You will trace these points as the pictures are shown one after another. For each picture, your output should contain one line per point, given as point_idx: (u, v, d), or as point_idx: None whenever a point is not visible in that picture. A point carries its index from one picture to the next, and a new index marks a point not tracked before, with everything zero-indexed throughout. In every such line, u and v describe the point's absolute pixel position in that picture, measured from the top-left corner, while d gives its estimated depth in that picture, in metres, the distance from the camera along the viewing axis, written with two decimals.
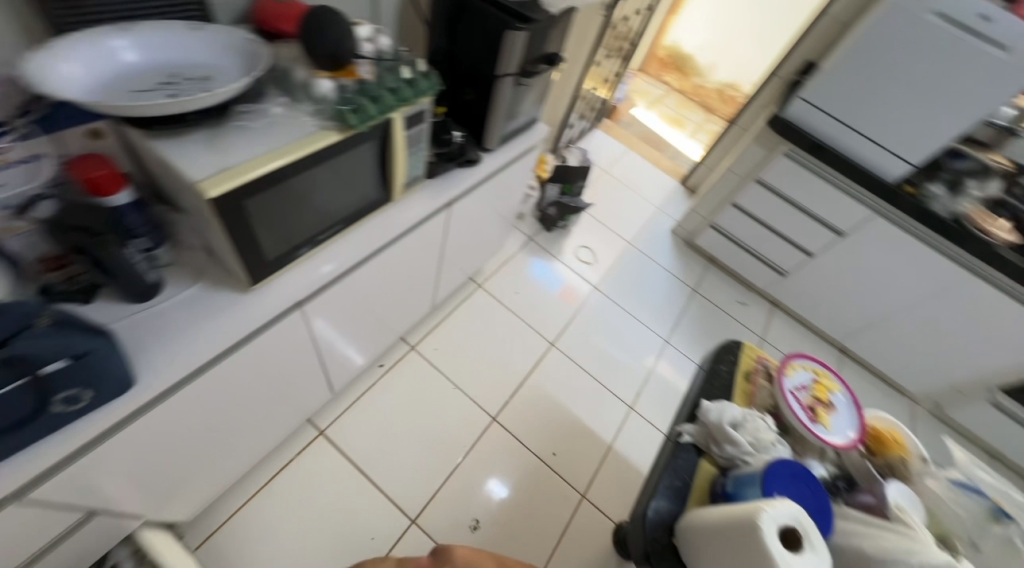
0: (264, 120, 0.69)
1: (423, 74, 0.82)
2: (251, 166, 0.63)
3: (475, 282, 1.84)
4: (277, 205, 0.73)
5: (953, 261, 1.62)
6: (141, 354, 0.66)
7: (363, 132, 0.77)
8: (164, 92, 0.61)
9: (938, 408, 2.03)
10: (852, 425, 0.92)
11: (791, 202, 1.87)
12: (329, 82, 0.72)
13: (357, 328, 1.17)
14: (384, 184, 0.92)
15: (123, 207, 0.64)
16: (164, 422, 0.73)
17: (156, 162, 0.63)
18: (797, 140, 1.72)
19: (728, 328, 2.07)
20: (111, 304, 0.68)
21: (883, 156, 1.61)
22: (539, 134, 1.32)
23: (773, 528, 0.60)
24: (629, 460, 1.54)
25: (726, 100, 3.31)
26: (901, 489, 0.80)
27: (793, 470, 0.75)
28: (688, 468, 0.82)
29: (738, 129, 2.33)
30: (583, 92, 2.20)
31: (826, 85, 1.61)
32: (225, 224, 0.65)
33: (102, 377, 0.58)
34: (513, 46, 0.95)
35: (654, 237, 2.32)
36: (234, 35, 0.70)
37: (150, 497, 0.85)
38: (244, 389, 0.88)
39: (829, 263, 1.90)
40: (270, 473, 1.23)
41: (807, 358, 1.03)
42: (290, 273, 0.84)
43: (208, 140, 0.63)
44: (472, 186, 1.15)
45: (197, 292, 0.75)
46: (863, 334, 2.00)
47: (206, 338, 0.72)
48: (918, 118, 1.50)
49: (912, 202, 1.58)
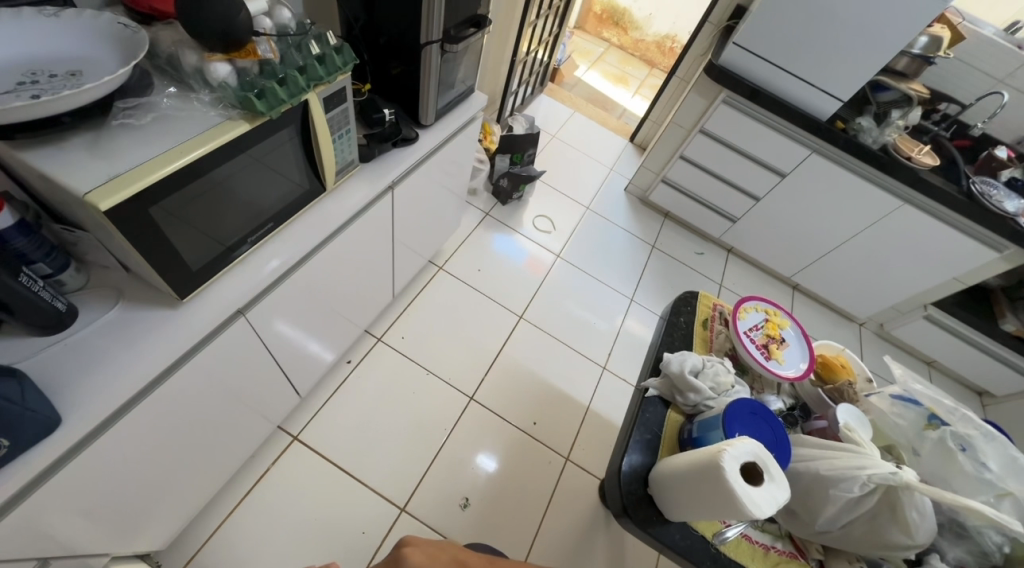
0: (153, 116, 0.62)
1: (335, 48, 0.77)
2: (150, 171, 0.56)
3: (436, 264, 1.79)
4: (192, 208, 0.67)
5: (886, 189, 1.72)
6: (62, 391, 0.59)
7: (277, 119, 0.71)
8: (27, 92, 0.52)
9: (881, 328, 2.20)
10: (802, 357, 0.99)
11: (736, 149, 1.91)
12: (225, 65, 0.65)
13: (315, 328, 1.12)
14: (314, 172, 0.86)
15: (5, 231, 0.55)
16: (107, 458, 0.67)
17: (34, 175, 0.55)
18: (735, 87, 1.73)
19: (688, 279, 2.14)
20: (18, 341, 0.60)
21: (814, 95, 1.66)
22: (477, 104, 1.26)
23: (735, 466, 0.64)
24: (607, 417, 1.59)
25: (665, 52, 3.32)
26: (851, 411, 0.85)
27: (751, 408, 0.79)
28: (656, 420, 0.85)
29: (678, 81, 2.33)
30: (521, 55, 2.12)
31: (757, 27, 1.61)
32: (132, 236, 0.58)
33: (17, 422, 0.52)
34: (431, 10, 0.88)
35: (609, 198, 2.34)
36: (99, 19, 0.61)
37: (111, 535, 0.79)
38: (196, 408, 0.82)
39: (776, 205, 1.97)
40: (246, 488, 1.18)
41: (758, 300, 1.08)
42: (225, 280, 0.78)
43: (92, 146, 0.56)
44: (413, 166, 1.10)
45: (119, 314, 0.68)
46: (811, 268, 2.11)
47: (138, 363, 0.65)
48: (843, 53, 1.54)
49: (845, 137, 1.64)
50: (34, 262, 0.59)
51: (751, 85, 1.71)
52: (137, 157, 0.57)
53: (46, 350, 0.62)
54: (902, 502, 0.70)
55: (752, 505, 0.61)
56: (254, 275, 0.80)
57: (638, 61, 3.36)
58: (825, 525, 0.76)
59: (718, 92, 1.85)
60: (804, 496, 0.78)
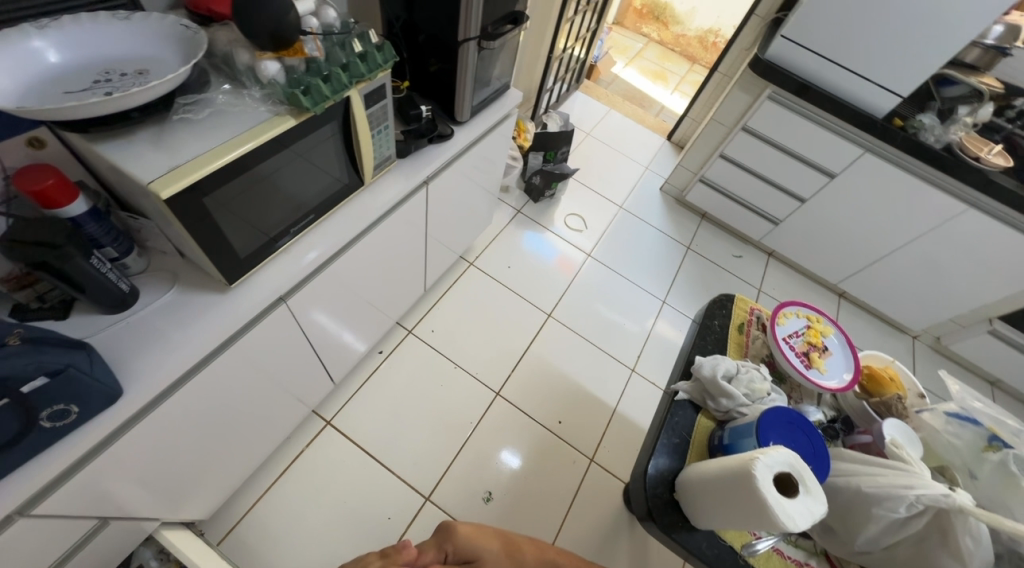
0: (209, 111, 0.66)
1: (376, 47, 0.79)
2: (204, 164, 0.60)
3: (467, 260, 1.82)
4: (242, 197, 0.71)
5: (948, 192, 1.60)
6: (125, 364, 0.65)
7: (321, 114, 0.74)
8: (101, 90, 0.57)
9: (937, 342, 2.05)
10: (846, 367, 0.94)
11: (779, 147, 1.83)
12: (274, 63, 0.68)
13: (351, 317, 1.16)
14: (354, 166, 0.89)
15: (78, 217, 0.61)
16: (161, 429, 0.72)
17: (106, 166, 0.60)
18: (783, 82, 1.65)
19: (725, 282, 2.07)
20: (87, 318, 0.66)
21: (870, 91, 1.56)
22: (512, 101, 1.26)
23: (768, 476, 0.61)
24: (634, 420, 1.57)
25: (708, 47, 3.21)
26: (898, 426, 0.80)
27: (788, 417, 0.75)
28: (685, 424, 0.83)
29: (720, 76, 2.26)
30: (558, 51, 2.11)
31: (807, 20, 1.53)
32: (188, 222, 0.63)
33: (86, 392, 0.57)
34: (471, 7, 0.89)
35: (644, 197, 2.29)
36: (165, 22, 0.65)
37: (163, 499, 0.85)
38: (241, 386, 0.87)
39: (823, 208, 1.87)
40: (283, 465, 1.25)
41: (799, 305, 1.03)
42: (269, 268, 0.82)
43: (156, 139, 0.61)
44: (448, 162, 1.12)
45: (175, 295, 0.73)
46: (861, 275, 1.99)
47: (189, 343, 0.69)
48: (904, 45, 1.43)
49: (903, 135, 1.53)
50: (104, 246, 0.65)
51: (800, 80, 1.63)
52: (194, 150, 0.61)
53: (112, 327, 0.67)
54: (954, 527, 0.65)
55: (783, 515, 0.59)
56: (294, 264, 0.83)
57: (678, 57, 3.27)
58: (865, 545, 0.72)
59: (764, 88, 1.77)
60: (843, 514, 0.74)
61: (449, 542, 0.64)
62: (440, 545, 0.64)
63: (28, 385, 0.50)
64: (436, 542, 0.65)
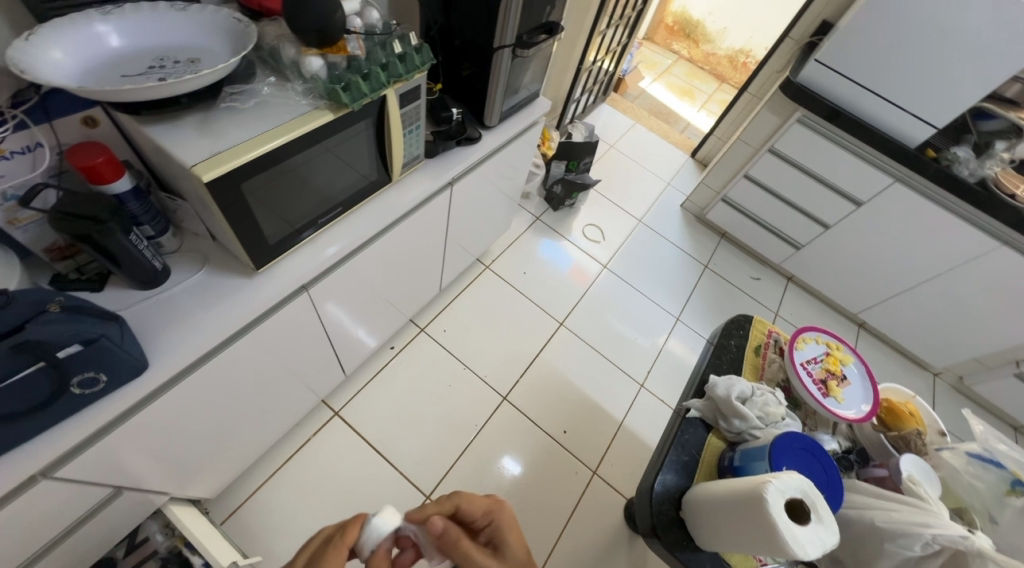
0: (254, 101, 0.69)
1: (415, 49, 0.81)
2: (243, 151, 0.62)
3: (483, 263, 1.83)
4: (276, 187, 0.73)
5: (979, 228, 1.56)
6: (151, 339, 0.67)
7: (358, 111, 0.77)
8: (154, 75, 0.60)
9: (959, 381, 1.98)
10: (865, 398, 0.92)
11: (805, 171, 1.81)
12: (318, 59, 0.71)
13: (367, 311, 1.18)
14: (383, 164, 0.91)
15: (122, 195, 0.64)
16: (179, 405, 0.74)
17: (152, 147, 0.63)
18: (813, 106, 1.64)
19: (741, 304, 2.04)
20: (121, 291, 0.69)
21: (904, 120, 1.53)
22: (540, 109, 1.28)
23: (780, 501, 0.60)
24: (640, 436, 1.55)
25: (737, 67, 3.19)
26: (916, 461, 0.78)
27: (803, 444, 0.74)
28: (695, 442, 0.82)
29: (749, 97, 2.25)
30: (587, 63, 2.12)
31: (843, 45, 1.52)
32: (224, 207, 0.65)
33: (116, 362, 0.59)
34: (508, 16, 0.91)
35: (664, 212, 2.28)
36: (218, 14, 0.68)
37: (175, 474, 0.87)
38: (256, 370, 0.89)
39: (848, 235, 1.84)
40: (290, 452, 1.27)
41: (819, 331, 1.01)
42: (294, 257, 0.84)
43: (202, 125, 0.63)
44: (473, 165, 1.13)
45: (205, 275, 0.76)
46: (883, 307, 1.94)
47: (212, 324, 0.71)
48: (944, 74, 1.41)
49: (936, 167, 1.50)
50: (142, 223, 0.68)
51: (831, 104, 1.61)
52: (236, 137, 0.64)
53: (143, 302, 0.70)
54: None
55: (794, 543, 0.57)
56: (317, 255, 0.85)
57: (706, 75, 3.26)
58: None
59: (793, 111, 1.76)
60: (853, 547, 0.72)
61: (493, 515, 0.55)
62: (486, 513, 0.55)
63: (63, 350, 0.53)
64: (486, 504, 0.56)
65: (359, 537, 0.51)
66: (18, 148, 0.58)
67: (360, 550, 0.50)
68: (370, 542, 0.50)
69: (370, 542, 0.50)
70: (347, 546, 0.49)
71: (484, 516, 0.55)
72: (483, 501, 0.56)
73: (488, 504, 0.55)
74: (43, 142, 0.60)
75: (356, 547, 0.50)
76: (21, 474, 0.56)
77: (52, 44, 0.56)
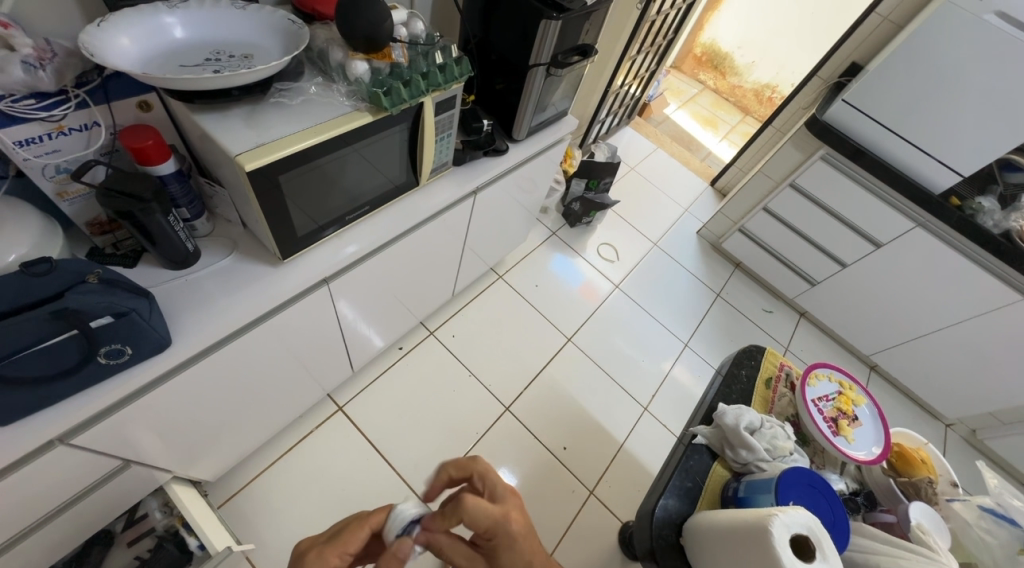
0: (300, 99, 0.72)
1: (455, 60, 0.84)
2: (285, 145, 0.65)
3: (496, 273, 1.85)
4: (309, 183, 0.76)
5: (1002, 279, 1.53)
6: (178, 317, 0.69)
7: (394, 115, 0.79)
8: (210, 67, 0.63)
9: (972, 434, 1.93)
10: (876, 441, 0.90)
11: (825, 209, 1.81)
12: (363, 63, 0.74)
13: (380, 310, 1.19)
14: (411, 168, 0.94)
15: (165, 177, 0.66)
16: (195, 384, 0.76)
17: (200, 134, 0.66)
18: (837, 144, 1.64)
19: (752, 336, 2.02)
20: (154, 268, 0.71)
21: (929, 166, 1.53)
22: (567, 127, 1.30)
23: (784, 535, 0.59)
24: (640, 460, 1.53)
25: (763, 101, 3.22)
26: (926, 509, 0.77)
27: (810, 479, 0.73)
28: (699, 470, 0.81)
29: (773, 131, 2.26)
30: (615, 85, 2.16)
31: (872, 87, 1.53)
32: (259, 197, 0.67)
33: (142, 337, 0.60)
34: (545, 36, 0.95)
35: (679, 238, 2.28)
36: (274, 14, 0.72)
37: (179, 453, 0.88)
38: (269, 358, 0.90)
39: (865, 276, 1.82)
40: (291, 442, 1.28)
41: (832, 369, 1.00)
42: (317, 251, 0.86)
43: (249, 116, 0.66)
44: (497, 176, 1.16)
45: (233, 261, 0.78)
46: (898, 351, 1.91)
47: (235, 308, 0.73)
48: (974, 122, 1.40)
49: (959, 215, 1.50)
50: (180, 206, 0.71)
51: (856, 144, 1.62)
52: (279, 132, 0.67)
53: (172, 281, 0.72)
54: None
55: None
56: (340, 251, 0.87)
57: (731, 107, 3.30)
58: None
59: (817, 148, 1.76)
60: None
61: (498, 531, 0.50)
62: (490, 526, 0.50)
63: (95, 320, 0.54)
64: (494, 517, 0.50)
65: (384, 522, 0.51)
66: (76, 126, 0.61)
67: (383, 535, 0.50)
68: (394, 530, 0.50)
69: (393, 530, 0.50)
70: (371, 525, 0.50)
71: (488, 530, 0.50)
72: (490, 516, 0.50)
73: (493, 524, 0.50)
74: (100, 122, 0.63)
75: (379, 530, 0.51)
76: (41, 436, 0.58)
77: (121, 30, 0.60)
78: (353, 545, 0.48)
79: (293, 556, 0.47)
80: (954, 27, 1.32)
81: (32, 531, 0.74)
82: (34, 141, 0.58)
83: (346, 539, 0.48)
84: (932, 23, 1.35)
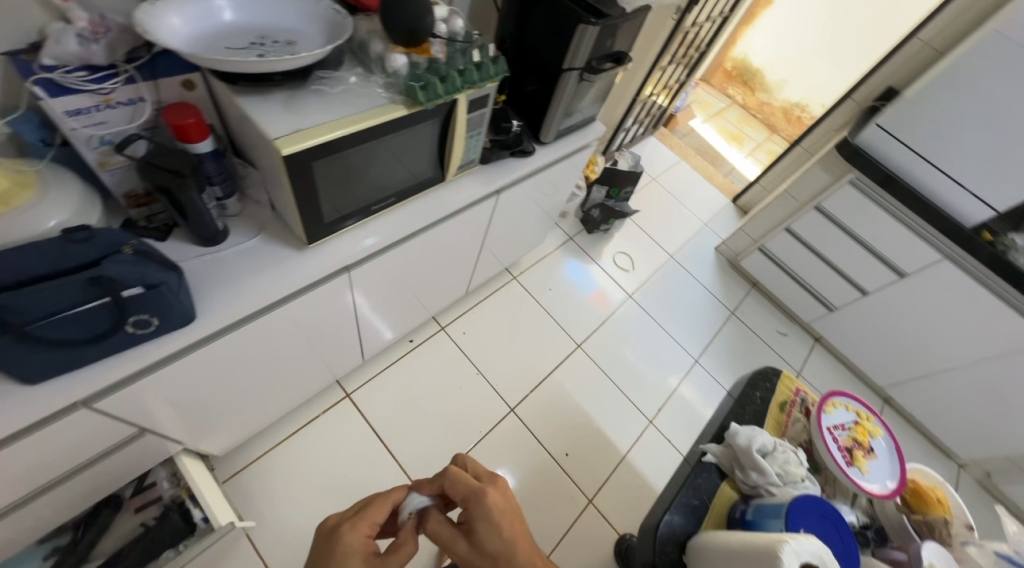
0: (339, 87, 0.73)
1: (492, 59, 0.84)
2: (321, 133, 0.66)
3: (510, 273, 1.85)
4: (340, 171, 0.76)
5: None
6: (204, 293, 0.70)
7: (428, 110, 0.80)
8: (255, 51, 0.65)
9: (987, 477, 1.87)
10: (891, 475, 0.88)
11: (850, 233, 1.77)
12: (402, 56, 0.75)
13: (395, 301, 1.20)
14: (439, 163, 0.94)
15: (203, 155, 0.68)
16: (213, 359, 0.77)
17: (239, 116, 0.67)
18: (867, 169, 1.61)
19: (764, 357, 1.99)
20: (184, 244, 0.73)
21: (962, 198, 1.49)
22: (594, 133, 1.30)
23: (795, 563, 0.57)
24: (641, 472, 1.51)
25: (792, 120, 3.17)
26: (939, 551, 0.75)
27: (821, 509, 0.72)
28: (707, 488, 0.80)
29: (801, 151, 2.22)
30: (643, 94, 2.15)
31: (908, 113, 1.50)
32: (292, 181, 0.68)
33: (169, 309, 0.61)
34: (582, 40, 0.95)
35: (697, 252, 2.26)
36: (320, 4, 0.73)
37: (191, 426, 0.90)
38: (284, 340, 0.92)
39: (886, 305, 1.78)
40: (298, 424, 1.29)
41: (849, 398, 0.98)
42: (340, 239, 0.87)
43: (288, 101, 0.67)
44: (522, 177, 1.16)
45: (259, 242, 0.80)
46: (914, 384, 1.86)
47: (258, 288, 0.75)
48: (1012, 157, 1.36)
49: (990, 251, 1.46)
50: (214, 184, 0.72)
51: (887, 170, 1.58)
52: (315, 119, 0.68)
53: (201, 258, 0.73)
54: None
55: None
56: (362, 240, 0.88)
57: (758, 123, 3.27)
58: None
59: (846, 171, 1.73)
60: None
61: (472, 502, 0.51)
62: (464, 498, 0.51)
63: (127, 290, 0.56)
64: (465, 487, 0.52)
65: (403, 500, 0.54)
66: (124, 100, 0.63)
67: (400, 510, 0.53)
68: (408, 508, 0.53)
69: (411, 507, 0.53)
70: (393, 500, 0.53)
71: (462, 501, 0.52)
72: (464, 488, 0.52)
73: (469, 492, 0.51)
74: (146, 97, 0.65)
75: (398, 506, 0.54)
76: (66, 397, 0.60)
77: (173, 10, 0.62)
78: (380, 516, 0.51)
79: (322, 531, 0.50)
80: (999, 59, 1.29)
81: (47, 490, 0.76)
82: (84, 111, 0.60)
83: (373, 512, 0.51)
84: (976, 53, 1.32)
